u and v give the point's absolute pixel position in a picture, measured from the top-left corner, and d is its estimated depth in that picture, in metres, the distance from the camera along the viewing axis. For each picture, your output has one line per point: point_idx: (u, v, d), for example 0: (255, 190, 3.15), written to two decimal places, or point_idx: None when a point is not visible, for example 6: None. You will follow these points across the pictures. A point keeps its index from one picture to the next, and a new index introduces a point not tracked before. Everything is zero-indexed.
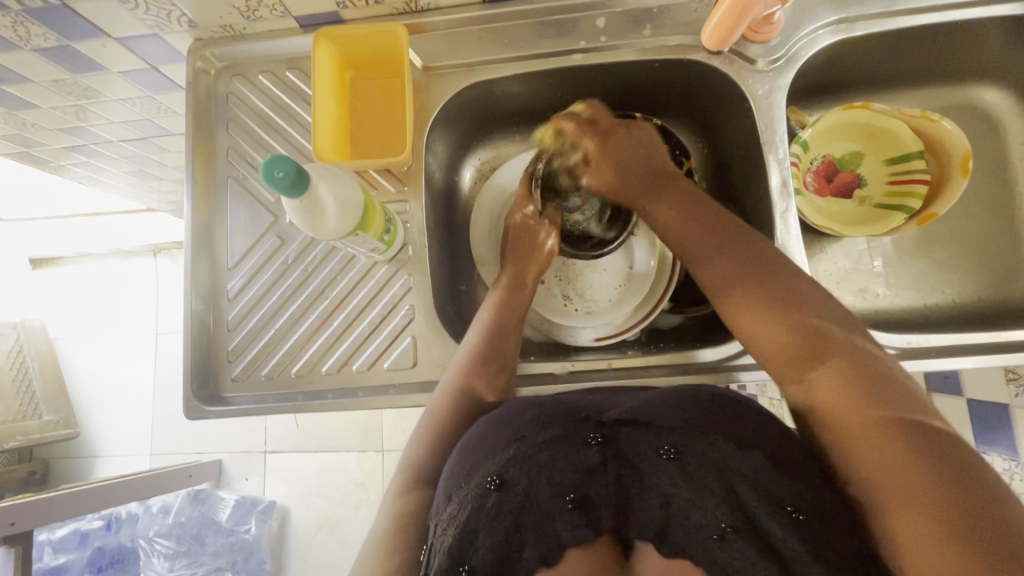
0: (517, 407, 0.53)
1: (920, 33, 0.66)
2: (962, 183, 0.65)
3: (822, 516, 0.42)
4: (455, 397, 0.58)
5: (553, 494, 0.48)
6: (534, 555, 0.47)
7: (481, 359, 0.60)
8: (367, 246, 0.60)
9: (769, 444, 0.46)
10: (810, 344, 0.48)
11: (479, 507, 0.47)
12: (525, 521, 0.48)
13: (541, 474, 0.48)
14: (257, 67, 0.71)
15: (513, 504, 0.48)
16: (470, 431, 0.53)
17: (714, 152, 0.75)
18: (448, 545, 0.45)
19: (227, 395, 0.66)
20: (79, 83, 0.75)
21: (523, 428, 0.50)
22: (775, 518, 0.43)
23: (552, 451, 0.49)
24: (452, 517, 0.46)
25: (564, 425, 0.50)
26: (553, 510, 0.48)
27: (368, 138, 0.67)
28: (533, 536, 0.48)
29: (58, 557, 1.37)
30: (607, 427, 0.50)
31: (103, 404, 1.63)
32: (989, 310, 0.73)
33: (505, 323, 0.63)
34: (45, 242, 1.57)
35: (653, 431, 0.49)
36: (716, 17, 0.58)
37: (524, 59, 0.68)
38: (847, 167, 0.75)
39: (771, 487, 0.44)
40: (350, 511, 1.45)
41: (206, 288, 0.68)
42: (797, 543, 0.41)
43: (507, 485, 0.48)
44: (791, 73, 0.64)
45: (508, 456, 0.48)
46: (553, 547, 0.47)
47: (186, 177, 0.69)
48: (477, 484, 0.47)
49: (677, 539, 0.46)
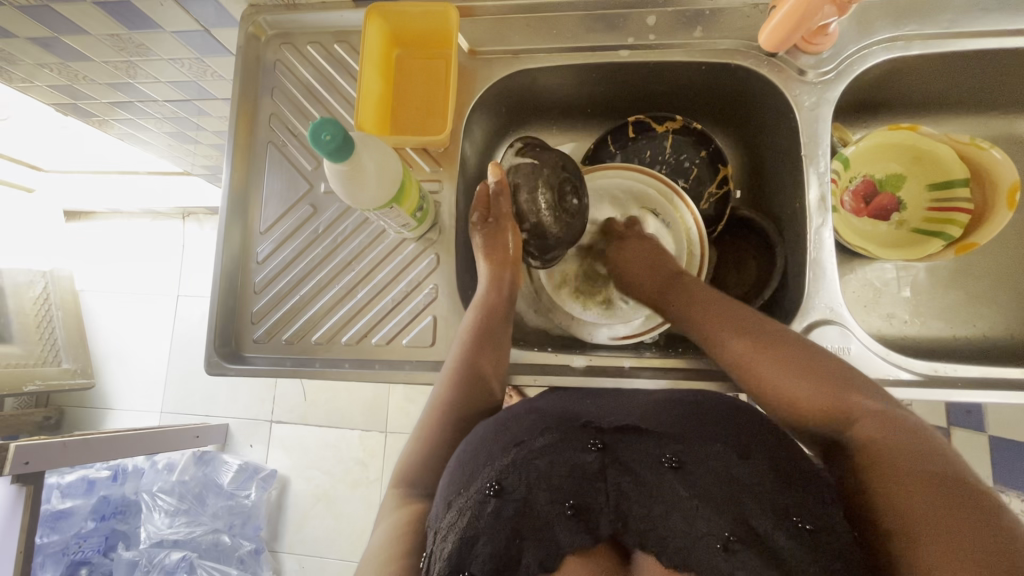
0: (517, 418, 0.54)
1: (979, 58, 0.65)
2: (1006, 216, 0.63)
3: (828, 531, 0.43)
4: (457, 377, 0.59)
5: (553, 501, 0.46)
6: (534, 561, 0.44)
7: (475, 362, 0.60)
8: (398, 221, 0.59)
9: (768, 456, 0.48)
10: (808, 383, 0.50)
11: (478, 514, 0.45)
12: (524, 528, 0.45)
13: (541, 480, 0.47)
14: (307, 37, 0.72)
15: (512, 511, 0.45)
16: (472, 434, 0.55)
17: (753, 163, 0.74)
18: (448, 552, 0.43)
19: (248, 355, 0.67)
20: (133, 39, 0.77)
21: (521, 434, 0.50)
22: (782, 530, 0.43)
23: (550, 457, 0.48)
24: (452, 523, 0.45)
25: (564, 433, 0.51)
26: (551, 517, 0.45)
27: (408, 116, 0.67)
28: (531, 544, 0.44)
29: (65, 501, 1.39)
30: (605, 436, 0.51)
31: (121, 357, 1.68)
32: (1020, 347, 0.72)
33: (494, 320, 0.62)
34: (79, 196, 1.61)
35: (653, 439, 0.50)
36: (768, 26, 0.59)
37: (570, 51, 0.68)
38: (886, 189, 0.73)
39: (773, 499, 0.45)
40: (350, 488, 1.47)
41: (237, 249, 0.69)
42: (804, 552, 0.41)
43: (505, 491, 0.46)
44: (841, 87, 0.63)
45: (507, 462, 0.48)
46: (551, 553, 0.44)
47: (228, 140, 0.69)
48: (476, 491, 0.46)
49: (678, 549, 0.44)
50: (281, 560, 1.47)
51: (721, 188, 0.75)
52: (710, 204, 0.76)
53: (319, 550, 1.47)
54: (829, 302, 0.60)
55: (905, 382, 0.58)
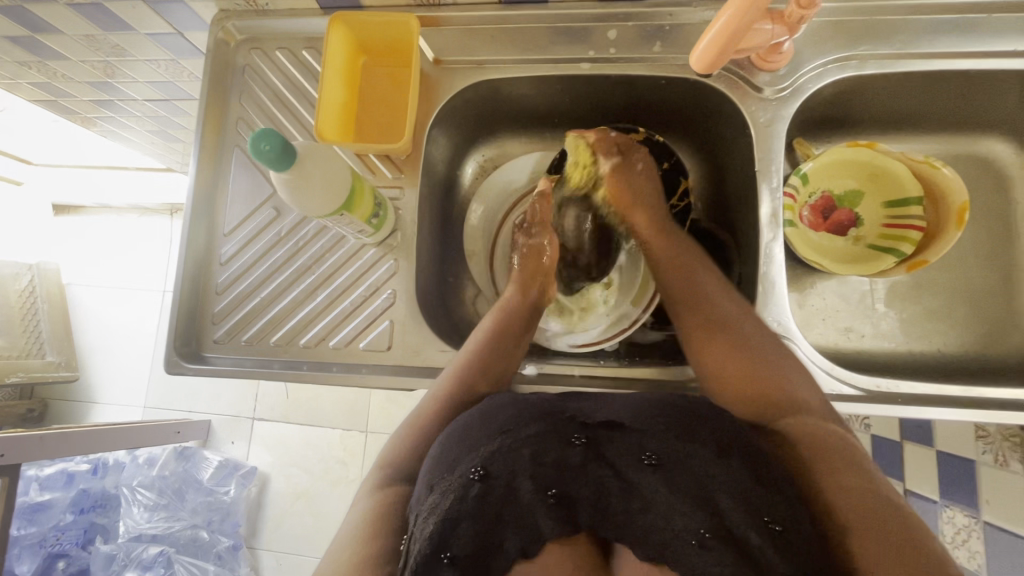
0: (504, 405, 0.53)
1: (934, 78, 0.66)
2: (954, 234, 0.64)
3: (798, 530, 0.42)
4: (458, 379, 0.59)
5: (535, 489, 0.47)
6: (514, 548, 0.46)
7: (490, 361, 0.61)
8: (353, 227, 0.60)
9: (748, 452, 0.47)
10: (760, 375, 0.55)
11: (461, 497, 0.46)
12: (506, 514, 0.47)
13: (525, 468, 0.48)
14: (276, 43, 0.73)
15: (495, 496, 0.47)
16: (455, 422, 0.53)
17: (714, 176, 0.75)
18: (429, 532, 0.44)
19: (208, 355, 0.68)
20: (108, 40, 0.78)
21: (508, 422, 0.50)
22: (754, 528, 0.42)
23: (535, 447, 0.48)
24: (434, 505, 0.46)
25: (549, 423, 0.50)
26: (534, 505, 0.47)
27: (372, 123, 0.68)
28: (513, 529, 0.46)
29: (43, 494, 1.40)
30: (590, 428, 0.50)
31: (105, 351, 1.69)
32: (974, 364, 0.72)
33: (515, 325, 0.66)
34: (67, 190, 1.62)
35: (637, 434, 0.49)
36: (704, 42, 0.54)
37: (534, 63, 0.69)
38: (844, 205, 0.73)
39: (748, 495, 0.44)
40: (328, 487, 1.48)
41: (201, 250, 0.70)
42: (775, 555, 0.40)
43: (490, 476, 0.47)
44: (795, 104, 0.65)
45: (492, 449, 0.48)
46: (533, 542, 0.46)
47: (195, 142, 0.71)
48: (459, 475, 0.47)
49: (655, 543, 0.45)
50: (259, 557, 1.48)
51: (682, 201, 0.76)
52: (671, 215, 0.77)
53: (295, 547, 1.48)
54: (778, 317, 0.61)
55: (849, 397, 0.59)
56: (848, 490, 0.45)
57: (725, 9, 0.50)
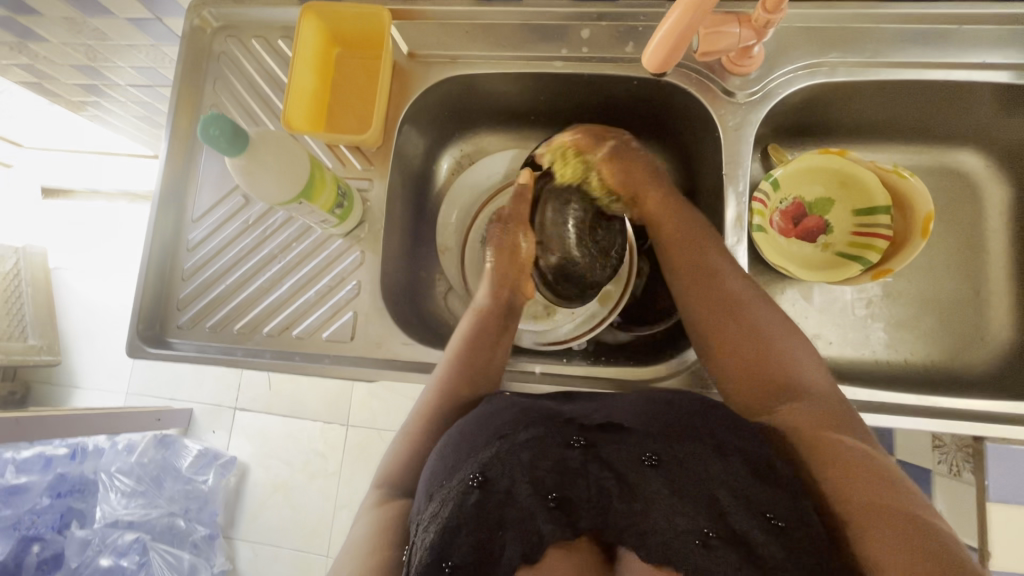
0: (500, 409, 0.51)
1: (905, 88, 0.66)
2: (919, 244, 0.64)
3: (800, 525, 0.42)
4: (443, 392, 0.58)
5: (534, 493, 0.45)
6: (515, 553, 0.43)
7: (469, 368, 0.60)
8: (315, 216, 0.60)
9: (748, 451, 0.46)
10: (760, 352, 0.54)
11: (460, 505, 0.44)
12: (506, 519, 0.44)
13: (523, 472, 0.45)
14: (252, 31, 0.73)
15: (494, 503, 0.45)
16: (456, 425, 0.52)
17: (687, 180, 0.75)
18: (430, 541, 0.43)
19: (172, 340, 0.68)
20: (88, 24, 0.78)
21: (505, 426, 0.48)
22: (756, 526, 0.42)
23: (534, 451, 0.46)
24: (434, 514, 0.44)
25: (545, 427, 0.48)
26: (534, 510, 0.45)
27: (342, 114, 0.69)
28: (513, 534, 0.44)
29: (20, 477, 1.36)
30: (588, 431, 0.49)
31: (90, 336, 1.69)
32: (939, 375, 0.72)
33: (489, 328, 0.63)
34: (56, 174, 1.62)
35: (634, 434, 0.48)
36: (654, 40, 0.55)
37: (508, 59, 0.69)
38: (814, 212, 0.73)
39: (749, 493, 0.44)
40: (307, 479, 1.48)
41: (169, 236, 0.70)
42: (779, 550, 0.41)
43: (489, 483, 0.45)
44: (764, 109, 0.65)
45: (490, 455, 0.46)
46: (534, 545, 0.43)
47: (167, 128, 0.71)
48: (459, 482, 0.45)
49: (658, 544, 0.42)
50: (236, 547, 1.48)
51: None
52: None
53: (271, 539, 1.47)
54: None
55: None
56: (848, 480, 0.44)
57: (671, 12, 0.52)
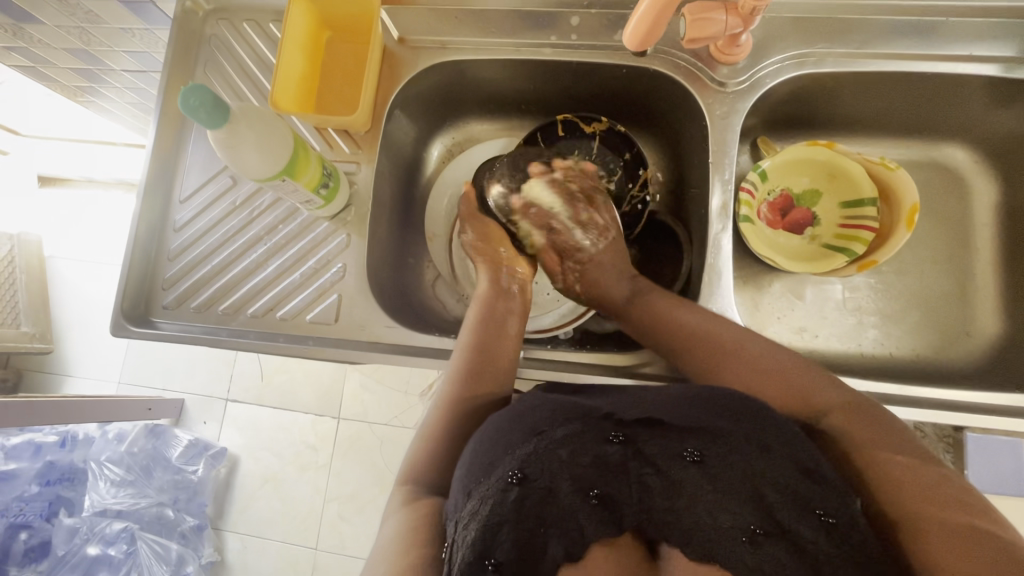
0: (535, 406, 0.50)
1: (893, 81, 0.66)
2: (904, 235, 0.64)
3: (851, 523, 0.42)
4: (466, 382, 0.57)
5: (576, 490, 0.45)
6: (559, 550, 0.43)
7: (480, 361, 0.59)
8: (300, 197, 0.60)
9: (797, 448, 0.45)
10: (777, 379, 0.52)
11: (500, 502, 0.43)
12: (548, 517, 0.44)
13: (563, 469, 0.45)
14: (244, 14, 0.73)
15: (535, 501, 0.44)
16: (487, 424, 0.51)
17: (675, 170, 0.75)
18: (471, 540, 0.42)
19: (157, 319, 0.68)
20: (81, 5, 0.78)
21: (542, 423, 0.47)
22: (808, 522, 0.42)
23: (574, 447, 0.46)
24: (473, 512, 0.43)
25: (584, 423, 0.47)
26: (575, 507, 0.44)
27: (332, 98, 0.69)
28: (556, 533, 0.44)
29: (9, 463, 1.36)
30: (628, 426, 0.48)
31: (82, 325, 1.69)
32: (926, 369, 0.72)
33: (497, 309, 0.63)
34: (53, 162, 1.61)
35: (675, 431, 0.47)
36: (630, 27, 0.59)
37: (498, 46, 0.69)
38: (802, 204, 0.74)
39: (799, 490, 0.43)
40: (297, 471, 1.48)
41: (156, 216, 0.70)
42: (830, 546, 0.41)
43: (529, 480, 0.44)
44: (751, 99, 0.65)
45: (529, 453, 0.45)
46: (577, 543, 0.43)
47: (156, 109, 0.71)
48: (499, 479, 0.44)
49: (704, 541, 0.43)
50: (225, 538, 1.48)
51: (641, 191, 0.74)
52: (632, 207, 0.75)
53: (259, 530, 1.47)
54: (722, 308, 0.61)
55: None
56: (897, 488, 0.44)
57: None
